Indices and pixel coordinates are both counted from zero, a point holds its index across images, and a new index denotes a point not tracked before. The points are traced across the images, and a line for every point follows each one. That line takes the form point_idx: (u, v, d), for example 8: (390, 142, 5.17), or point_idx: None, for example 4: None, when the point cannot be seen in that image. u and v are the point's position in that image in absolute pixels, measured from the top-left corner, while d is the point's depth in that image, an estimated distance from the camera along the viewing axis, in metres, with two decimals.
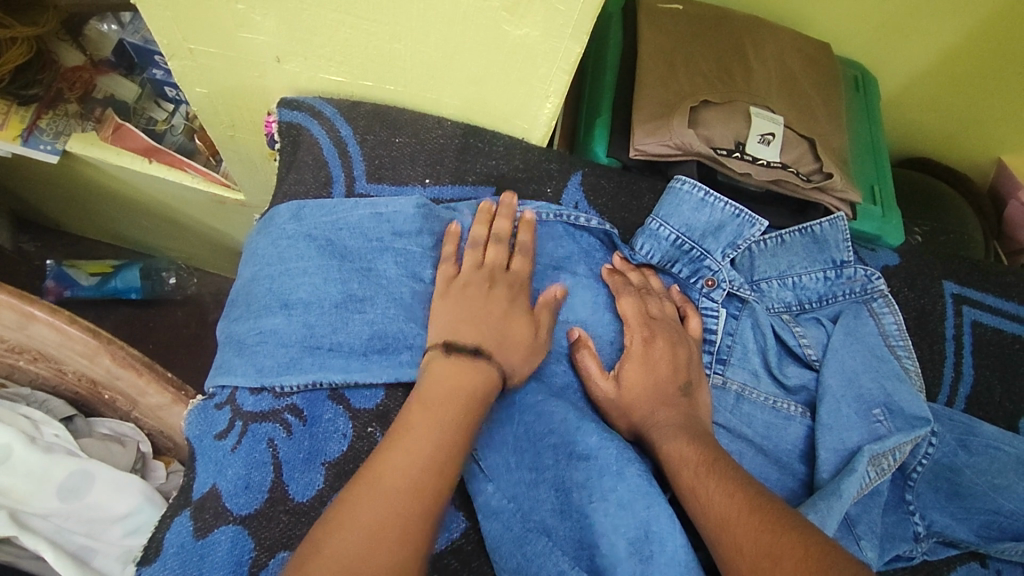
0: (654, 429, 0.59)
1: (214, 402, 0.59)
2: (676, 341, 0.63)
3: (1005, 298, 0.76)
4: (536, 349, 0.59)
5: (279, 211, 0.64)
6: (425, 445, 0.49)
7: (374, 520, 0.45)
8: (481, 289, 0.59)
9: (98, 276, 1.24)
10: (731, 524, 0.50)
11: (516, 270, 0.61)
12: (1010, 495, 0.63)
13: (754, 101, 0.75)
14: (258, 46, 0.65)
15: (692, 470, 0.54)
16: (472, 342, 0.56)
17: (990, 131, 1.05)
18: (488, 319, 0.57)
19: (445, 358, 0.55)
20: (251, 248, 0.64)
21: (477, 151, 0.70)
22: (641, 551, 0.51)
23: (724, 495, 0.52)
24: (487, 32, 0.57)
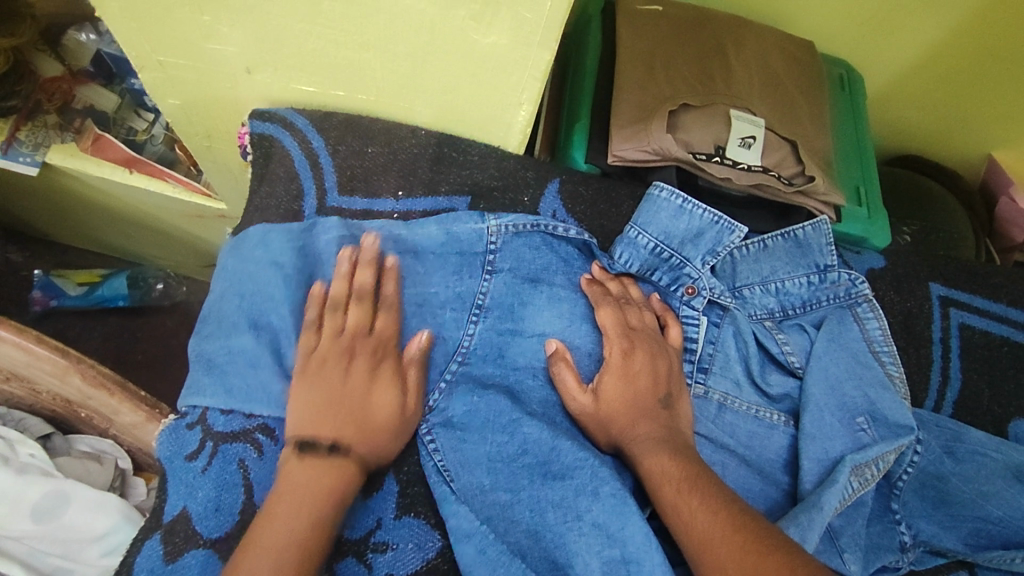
0: (633, 443, 0.57)
1: (186, 422, 0.58)
2: (656, 353, 0.62)
3: (993, 299, 0.75)
4: (404, 421, 0.57)
5: (244, 231, 0.63)
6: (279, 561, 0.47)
7: None
8: (340, 364, 0.56)
9: (86, 285, 1.23)
10: (711, 545, 0.49)
11: (379, 332, 0.59)
12: (998, 502, 0.62)
13: (734, 103, 0.73)
14: (226, 57, 0.64)
15: (673, 488, 0.53)
16: (328, 438, 0.53)
17: (980, 127, 1.04)
18: (343, 409, 0.55)
19: (298, 461, 0.53)
20: (219, 265, 0.63)
21: (451, 160, 0.69)
22: (615, 571, 0.51)
23: (705, 513, 0.51)
24: (455, 40, 0.56)
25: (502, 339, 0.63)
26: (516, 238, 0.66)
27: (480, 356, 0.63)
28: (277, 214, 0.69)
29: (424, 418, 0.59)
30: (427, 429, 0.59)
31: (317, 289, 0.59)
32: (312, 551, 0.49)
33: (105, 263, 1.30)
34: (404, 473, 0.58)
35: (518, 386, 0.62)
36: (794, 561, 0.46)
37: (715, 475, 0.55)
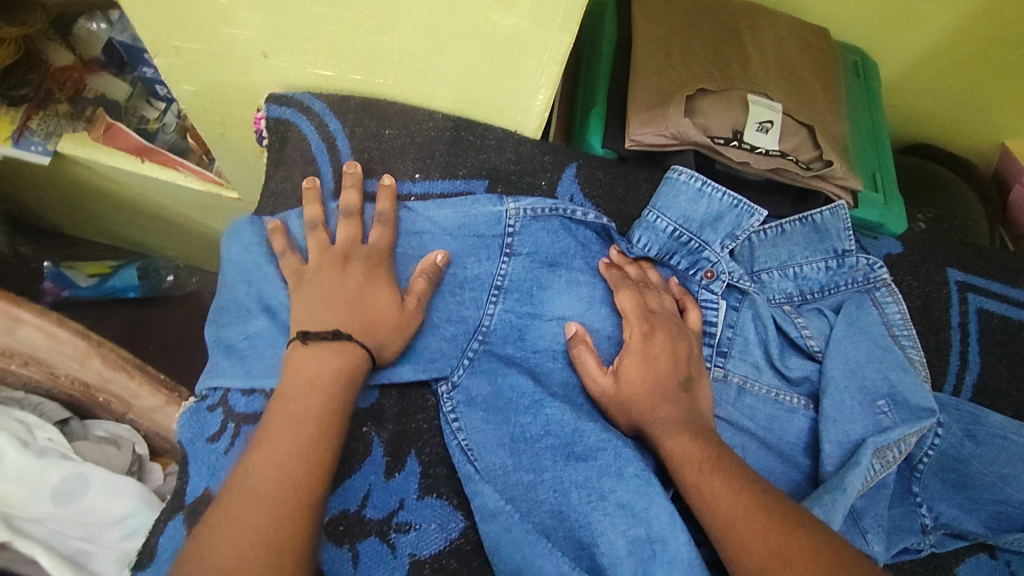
0: (655, 425, 0.57)
1: (207, 404, 0.58)
2: (676, 335, 0.62)
3: (1011, 284, 0.75)
4: (402, 324, 0.57)
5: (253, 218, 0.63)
6: (297, 433, 0.49)
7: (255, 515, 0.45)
8: (335, 271, 0.58)
9: (97, 276, 1.23)
10: (736, 523, 0.49)
11: (373, 244, 0.61)
12: (1017, 485, 0.62)
13: (751, 88, 0.73)
14: (243, 41, 0.64)
15: (696, 469, 0.53)
16: (330, 327, 0.54)
17: (992, 114, 1.03)
18: (344, 298, 0.56)
19: (303, 347, 0.53)
20: (223, 254, 0.63)
21: (469, 144, 0.69)
22: (641, 551, 0.51)
23: (729, 493, 0.51)
24: (476, 21, 0.56)
25: (522, 322, 0.63)
26: (533, 222, 0.66)
27: (500, 337, 0.63)
28: (293, 199, 0.69)
29: (449, 395, 0.60)
30: (451, 407, 0.59)
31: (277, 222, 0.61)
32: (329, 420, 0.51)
33: (116, 254, 1.30)
34: (427, 453, 0.58)
35: (539, 369, 0.62)
36: (815, 541, 0.47)
37: (737, 456, 0.55)
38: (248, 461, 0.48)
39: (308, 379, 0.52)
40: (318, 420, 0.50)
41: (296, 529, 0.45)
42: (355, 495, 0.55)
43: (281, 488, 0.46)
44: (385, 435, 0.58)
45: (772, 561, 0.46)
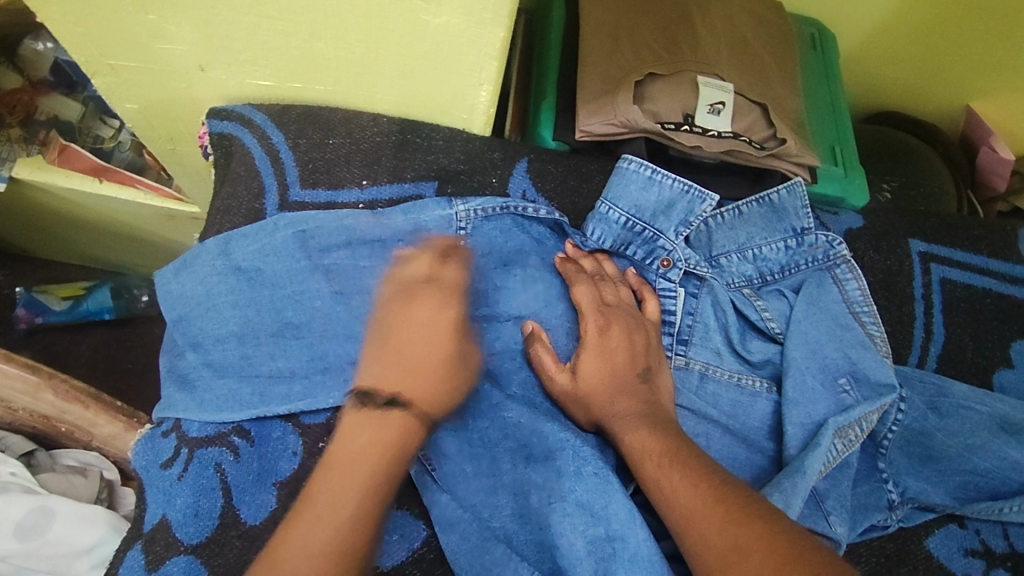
0: (615, 419, 0.57)
1: (161, 431, 0.59)
2: (633, 327, 0.61)
3: (973, 251, 0.74)
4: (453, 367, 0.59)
5: (205, 245, 0.64)
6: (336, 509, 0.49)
7: None
8: (417, 299, 0.60)
9: (69, 299, 1.22)
10: (691, 516, 0.49)
11: (450, 275, 0.63)
12: (984, 454, 0.63)
13: (701, 70, 0.72)
14: (177, 56, 0.63)
15: (653, 464, 0.53)
16: (390, 390, 0.56)
17: (953, 79, 1.02)
18: (415, 354, 0.58)
19: (356, 412, 0.55)
20: (176, 288, 0.64)
21: (416, 146, 0.67)
22: (601, 549, 0.51)
23: (685, 484, 0.50)
24: (406, 22, 0.54)
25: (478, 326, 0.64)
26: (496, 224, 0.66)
27: None
28: (239, 214, 0.67)
29: None
30: None
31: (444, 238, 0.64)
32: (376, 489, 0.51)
33: (86, 276, 1.28)
34: None
35: (498, 372, 0.62)
36: (773, 524, 0.46)
37: (696, 447, 0.54)
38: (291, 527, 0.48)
39: (361, 445, 0.52)
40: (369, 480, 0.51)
41: None
42: None
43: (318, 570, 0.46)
44: None
45: (728, 549, 0.46)
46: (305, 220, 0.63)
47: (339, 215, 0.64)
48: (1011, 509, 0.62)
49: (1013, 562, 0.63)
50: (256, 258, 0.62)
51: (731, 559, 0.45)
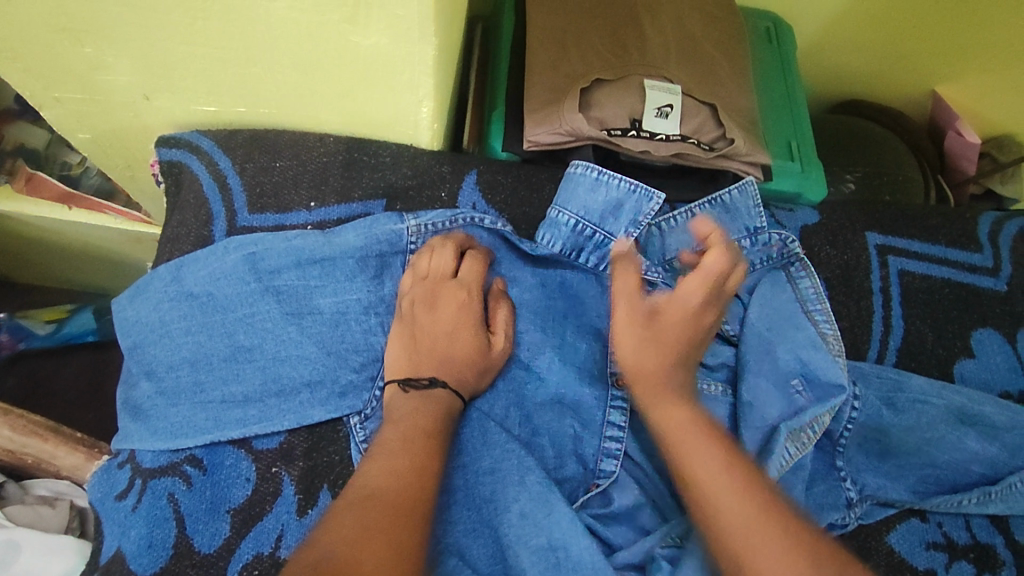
0: (653, 386, 0.55)
1: (117, 462, 0.61)
2: (703, 305, 0.57)
3: (932, 241, 0.74)
4: (485, 350, 0.61)
5: (158, 270, 0.65)
6: (401, 457, 0.52)
7: (373, 515, 0.48)
8: (456, 297, 0.62)
9: (53, 322, 1.14)
10: (740, 530, 0.47)
11: (463, 276, 0.63)
12: (943, 447, 0.64)
13: (648, 72, 0.71)
14: (121, 86, 0.63)
15: (710, 468, 0.50)
16: (427, 373, 0.59)
17: (916, 64, 1.02)
18: (443, 338, 0.61)
19: (403, 395, 0.58)
20: (131, 315, 0.64)
21: (363, 165, 0.68)
22: (545, 560, 0.54)
23: (737, 494, 0.49)
24: (335, 44, 0.54)
25: None
26: (440, 236, 0.66)
27: None
28: (187, 241, 0.67)
29: (360, 424, 0.61)
30: (363, 436, 0.60)
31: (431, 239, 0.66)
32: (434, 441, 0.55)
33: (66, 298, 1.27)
34: (338, 486, 0.59)
35: None
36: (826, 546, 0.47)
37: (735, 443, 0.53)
38: (371, 463, 0.52)
39: (412, 415, 0.56)
40: (426, 434, 0.55)
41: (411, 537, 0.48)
42: (268, 538, 0.57)
43: (399, 502, 0.49)
44: (296, 472, 0.59)
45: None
46: (254, 242, 0.63)
47: (287, 235, 0.64)
48: (971, 501, 0.63)
49: (976, 554, 0.63)
50: (207, 282, 0.63)
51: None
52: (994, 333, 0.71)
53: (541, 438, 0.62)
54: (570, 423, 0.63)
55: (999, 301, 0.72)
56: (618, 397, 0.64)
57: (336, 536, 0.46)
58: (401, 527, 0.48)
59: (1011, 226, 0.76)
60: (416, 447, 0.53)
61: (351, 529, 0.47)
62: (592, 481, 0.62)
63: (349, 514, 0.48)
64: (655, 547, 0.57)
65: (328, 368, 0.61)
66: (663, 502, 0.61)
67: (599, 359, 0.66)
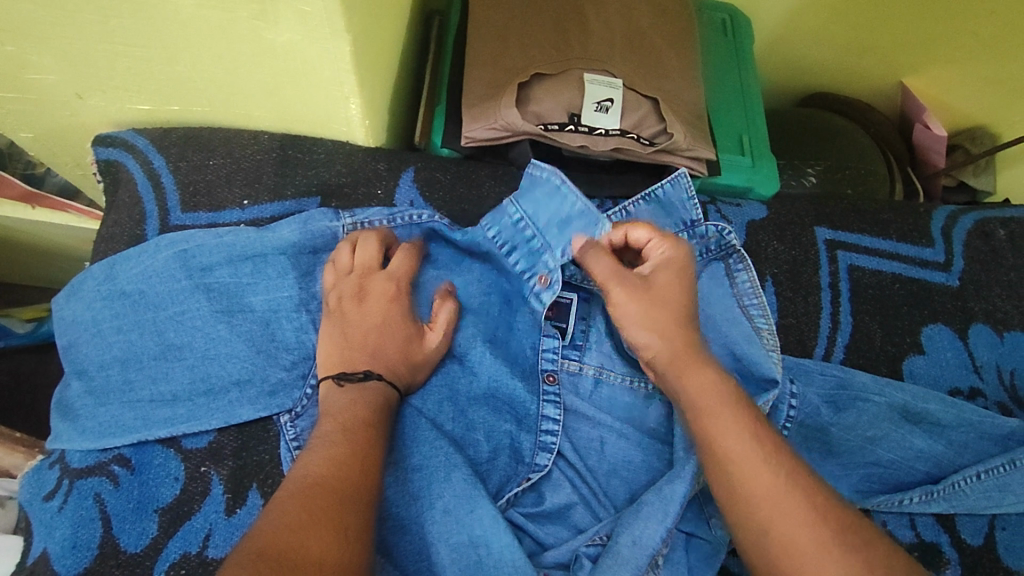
0: (678, 351, 0.54)
1: (48, 463, 0.60)
2: (682, 270, 0.57)
3: (884, 237, 0.73)
4: (414, 347, 0.59)
5: (91, 268, 0.64)
6: (336, 447, 0.50)
7: (316, 500, 0.45)
8: (386, 292, 0.60)
9: (33, 320, 1.03)
10: (769, 503, 0.46)
11: (390, 270, 0.62)
12: (886, 445, 0.62)
13: (589, 65, 0.69)
14: (51, 86, 0.62)
15: (738, 436, 0.49)
16: (361, 366, 0.56)
17: (883, 55, 1.00)
18: (371, 334, 0.58)
19: (337, 389, 0.55)
20: (67, 314, 0.64)
21: (297, 162, 0.68)
22: (464, 556, 0.54)
23: (762, 468, 0.47)
24: (253, 42, 0.53)
25: None
26: (353, 237, 0.63)
27: None
28: (122, 240, 0.67)
29: (290, 423, 0.60)
30: (294, 435, 0.59)
31: (353, 231, 0.64)
32: (373, 432, 0.52)
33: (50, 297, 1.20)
34: (268, 486, 0.59)
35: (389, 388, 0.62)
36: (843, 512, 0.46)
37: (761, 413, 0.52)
38: (306, 456, 0.50)
39: (347, 406, 0.54)
40: (367, 419, 0.53)
41: (361, 520, 0.46)
42: (196, 537, 0.57)
43: (336, 495, 0.46)
44: (225, 472, 0.59)
45: (808, 547, 0.44)
46: (186, 239, 0.63)
47: (221, 232, 0.63)
48: (913, 501, 0.61)
49: (919, 553, 0.61)
50: (139, 280, 0.62)
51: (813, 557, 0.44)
52: (946, 329, 0.70)
53: (476, 434, 0.60)
54: (506, 421, 0.62)
55: (951, 296, 0.71)
56: (550, 391, 0.63)
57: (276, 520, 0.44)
58: (345, 513, 0.46)
59: (965, 220, 0.74)
60: (355, 437, 0.51)
61: (293, 515, 0.44)
62: (523, 476, 0.61)
63: (290, 503, 0.45)
64: (580, 546, 0.57)
65: (259, 367, 0.60)
66: (594, 499, 0.61)
67: (530, 354, 0.65)
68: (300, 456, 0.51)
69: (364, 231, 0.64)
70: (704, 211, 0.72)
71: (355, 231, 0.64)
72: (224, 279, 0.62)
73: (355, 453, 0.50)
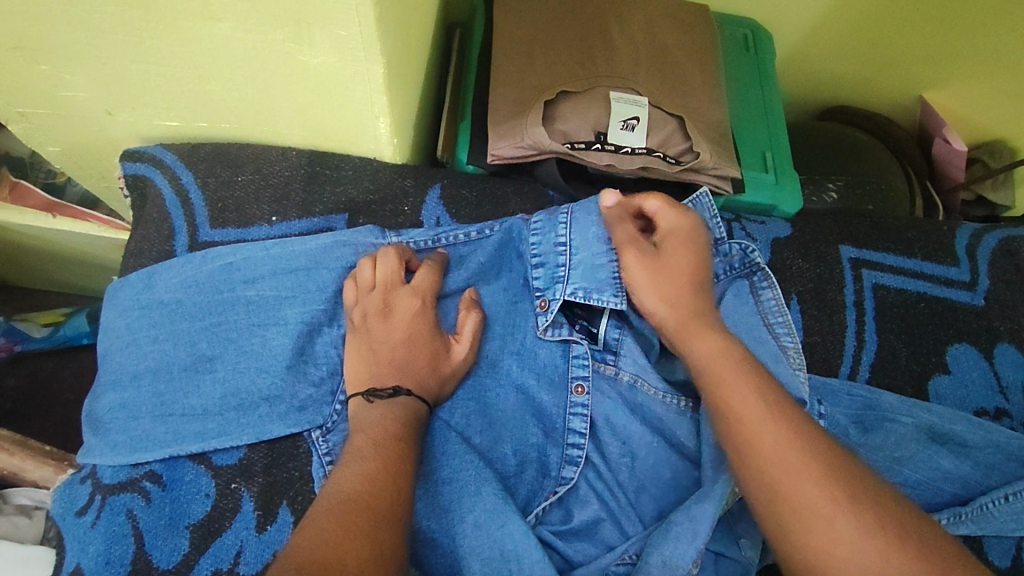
0: (683, 327, 0.57)
1: (80, 478, 0.60)
2: (692, 241, 0.61)
3: (908, 255, 0.73)
4: (446, 368, 0.60)
5: (127, 279, 0.65)
6: (370, 462, 0.50)
7: (352, 516, 0.46)
8: (414, 306, 0.61)
9: (50, 325, 1.03)
10: (774, 460, 0.47)
11: (416, 283, 0.62)
12: (914, 466, 0.62)
13: (615, 84, 0.70)
14: (82, 103, 0.62)
15: (743, 397, 0.51)
16: (390, 383, 0.56)
17: (902, 70, 1.00)
18: (401, 352, 0.58)
19: (367, 406, 0.55)
20: (103, 324, 0.65)
21: (324, 178, 0.68)
22: (496, 570, 0.53)
23: (765, 424, 0.49)
24: (286, 63, 0.54)
25: None
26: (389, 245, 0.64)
27: None
28: (151, 255, 0.67)
29: (322, 438, 0.60)
30: (326, 450, 0.59)
31: (398, 243, 0.64)
32: (404, 451, 0.52)
33: (70, 302, 1.21)
34: (298, 503, 0.59)
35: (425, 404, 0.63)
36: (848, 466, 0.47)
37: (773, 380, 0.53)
38: (341, 470, 0.50)
39: (377, 422, 0.54)
40: (398, 432, 0.53)
41: (393, 534, 0.46)
42: (227, 553, 0.57)
43: (365, 514, 0.46)
44: (255, 488, 0.59)
45: (818, 498, 0.45)
46: (225, 251, 0.64)
47: (258, 245, 0.64)
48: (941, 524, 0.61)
49: None
50: (175, 289, 0.63)
51: (819, 503, 0.45)
52: (971, 348, 0.70)
53: (503, 447, 0.61)
54: (533, 434, 0.62)
55: (976, 315, 0.71)
56: (578, 404, 0.63)
57: (312, 535, 0.44)
58: (379, 529, 0.46)
59: (989, 239, 0.74)
60: (387, 453, 0.51)
61: (329, 531, 0.44)
62: (550, 489, 0.61)
63: (325, 519, 0.46)
64: (610, 564, 0.57)
65: (287, 383, 0.60)
66: (621, 513, 0.61)
67: (560, 365, 0.65)
68: (332, 472, 0.51)
69: (397, 244, 0.64)
70: (729, 229, 0.72)
71: (397, 244, 0.64)
72: (255, 294, 0.62)
73: (389, 468, 0.50)
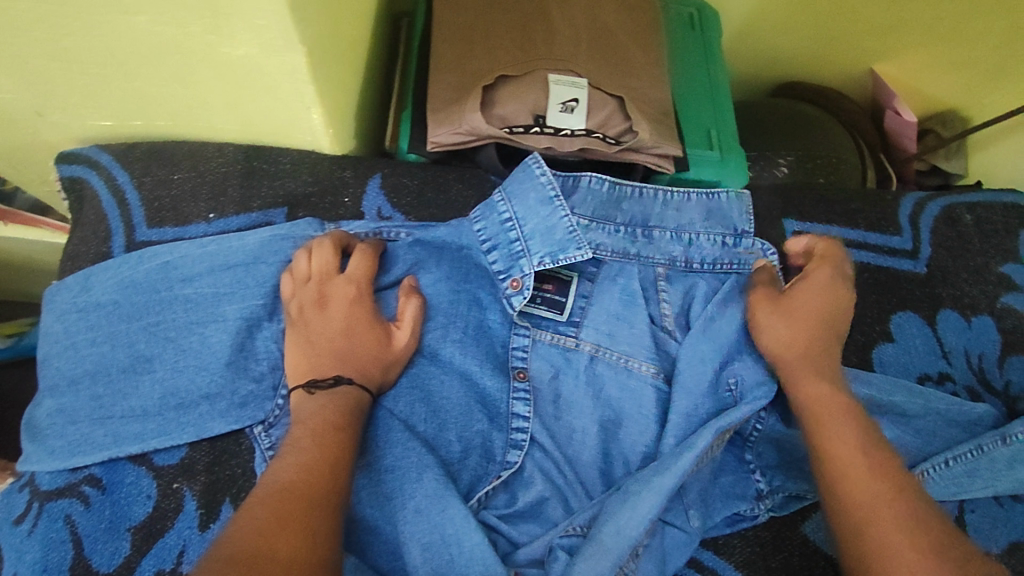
0: (798, 367, 0.58)
1: (19, 486, 0.60)
2: (822, 288, 0.63)
3: (851, 226, 0.74)
4: (388, 357, 0.59)
5: (62, 283, 0.64)
6: (308, 452, 0.50)
7: (285, 506, 0.46)
8: (349, 295, 0.60)
9: (13, 335, 1.02)
10: (868, 503, 0.49)
11: (349, 274, 0.61)
12: None
13: (553, 66, 0.69)
14: (9, 105, 0.61)
15: (846, 441, 0.53)
16: (330, 373, 0.56)
17: (852, 43, 1.00)
18: (342, 343, 0.58)
19: (309, 399, 0.55)
20: (41, 328, 0.64)
21: (263, 173, 0.67)
22: (435, 555, 0.54)
23: (866, 471, 0.50)
24: (207, 56, 0.53)
25: None
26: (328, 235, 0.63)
27: None
28: (88, 257, 0.66)
29: (264, 433, 0.60)
30: (268, 444, 0.59)
31: (337, 233, 0.64)
32: (343, 441, 0.52)
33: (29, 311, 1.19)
34: (241, 499, 0.58)
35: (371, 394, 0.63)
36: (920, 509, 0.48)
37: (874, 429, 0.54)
38: (280, 460, 0.50)
39: (315, 413, 0.54)
40: (337, 420, 0.53)
41: (327, 519, 0.46)
42: (170, 553, 0.57)
43: (298, 503, 0.46)
44: (197, 487, 0.58)
45: (899, 543, 0.46)
46: (166, 250, 0.64)
47: (200, 243, 0.64)
48: None
49: None
50: (113, 291, 0.62)
51: (900, 542, 0.46)
52: (914, 316, 0.71)
53: (448, 433, 0.60)
54: (477, 421, 0.62)
55: (919, 283, 0.72)
56: (520, 388, 0.63)
57: (245, 525, 0.44)
58: (311, 515, 0.46)
59: (933, 207, 0.75)
60: (325, 443, 0.51)
61: (260, 522, 0.44)
62: (494, 474, 0.61)
63: (258, 509, 0.46)
64: (555, 537, 0.58)
65: (226, 381, 0.59)
66: (567, 489, 0.62)
67: (501, 350, 0.65)
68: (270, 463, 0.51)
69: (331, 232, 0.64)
70: None
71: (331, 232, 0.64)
72: (192, 292, 0.62)
73: (327, 457, 0.50)
